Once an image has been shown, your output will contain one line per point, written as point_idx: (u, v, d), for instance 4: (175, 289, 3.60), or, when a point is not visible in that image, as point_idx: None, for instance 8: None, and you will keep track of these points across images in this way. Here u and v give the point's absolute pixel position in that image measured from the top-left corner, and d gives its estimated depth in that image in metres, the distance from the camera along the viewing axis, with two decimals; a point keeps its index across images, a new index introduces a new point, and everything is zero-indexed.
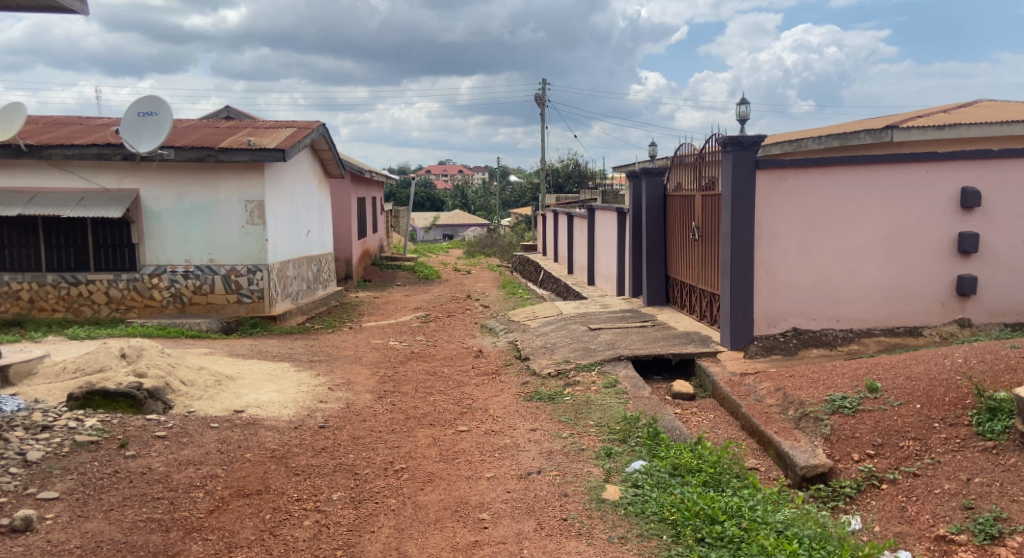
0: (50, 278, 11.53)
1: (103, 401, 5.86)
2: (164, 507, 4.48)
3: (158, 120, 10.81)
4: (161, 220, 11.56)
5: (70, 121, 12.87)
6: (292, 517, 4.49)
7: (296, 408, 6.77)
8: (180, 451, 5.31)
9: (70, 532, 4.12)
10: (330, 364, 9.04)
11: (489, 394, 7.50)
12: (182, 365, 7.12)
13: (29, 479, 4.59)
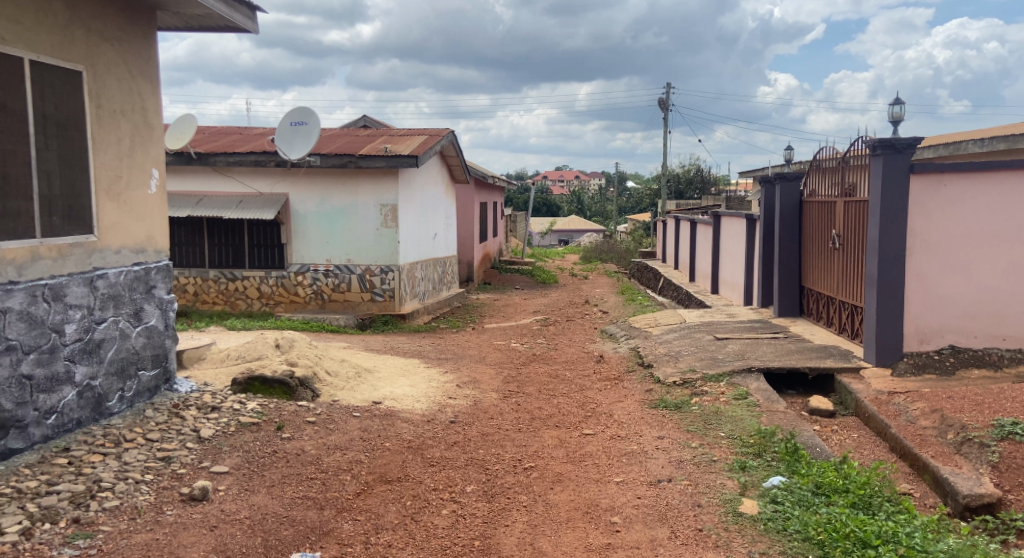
0: (212, 273, 12.59)
1: (261, 387, 6.39)
2: (316, 487, 4.81)
3: (307, 129, 11.54)
4: (305, 222, 12.36)
5: (231, 131, 14.03)
6: (431, 506, 4.68)
7: (427, 402, 7.03)
8: (327, 437, 5.69)
9: (239, 503, 4.51)
10: (456, 362, 9.33)
11: (613, 400, 7.46)
12: (326, 357, 7.61)
13: (203, 454, 5.13)
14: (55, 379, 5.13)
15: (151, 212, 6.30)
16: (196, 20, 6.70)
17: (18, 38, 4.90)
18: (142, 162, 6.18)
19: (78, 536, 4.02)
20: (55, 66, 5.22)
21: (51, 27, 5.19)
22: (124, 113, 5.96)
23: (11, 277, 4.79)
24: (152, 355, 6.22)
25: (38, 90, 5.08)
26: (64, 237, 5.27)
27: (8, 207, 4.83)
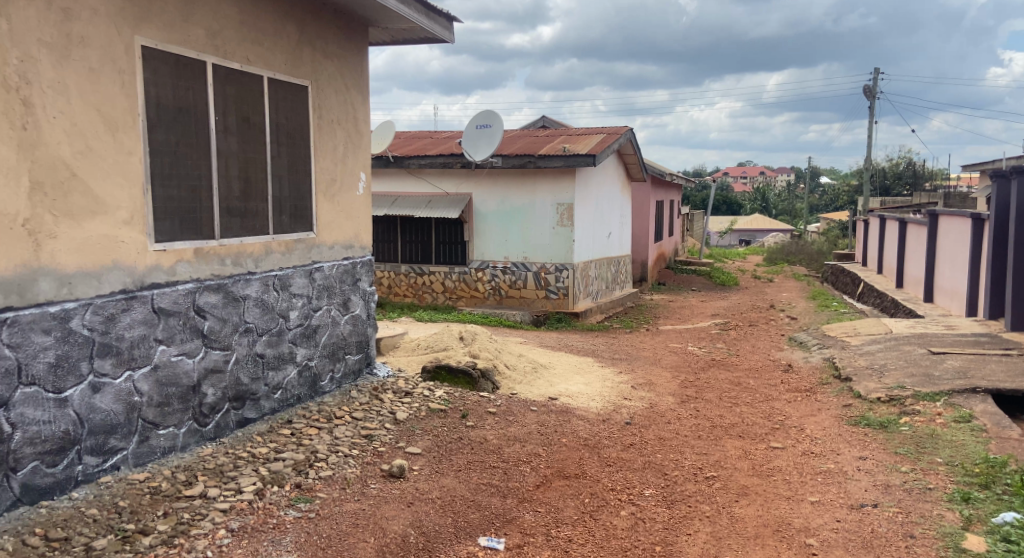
0: (403, 268, 13.43)
1: (447, 376, 6.71)
2: (499, 476, 4.94)
3: (491, 132, 11.96)
4: (486, 220, 12.78)
5: (422, 135, 14.87)
6: (609, 506, 4.62)
7: (602, 401, 6.98)
8: (508, 428, 5.84)
9: (431, 484, 4.75)
10: (631, 363, 9.20)
11: (804, 413, 6.97)
12: (505, 351, 7.82)
13: (398, 435, 5.50)
14: (281, 358, 5.75)
15: (360, 212, 6.82)
16: (401, 34, 7.18)
17: (260, 58, 5.47)
18: (353, 166, 6.70)
19: (300, 499, 4.44)
20: (287, 81, 5.79)
21: (286, 46, 5.75)
22: (340, 122, 6.49)
23: (249, 269, 5.42)
24: (357, 341, 6.75)
25: (274, 103, 5.66)
26: (289, 234, 5.86)
27: (248, 207, 5.44)
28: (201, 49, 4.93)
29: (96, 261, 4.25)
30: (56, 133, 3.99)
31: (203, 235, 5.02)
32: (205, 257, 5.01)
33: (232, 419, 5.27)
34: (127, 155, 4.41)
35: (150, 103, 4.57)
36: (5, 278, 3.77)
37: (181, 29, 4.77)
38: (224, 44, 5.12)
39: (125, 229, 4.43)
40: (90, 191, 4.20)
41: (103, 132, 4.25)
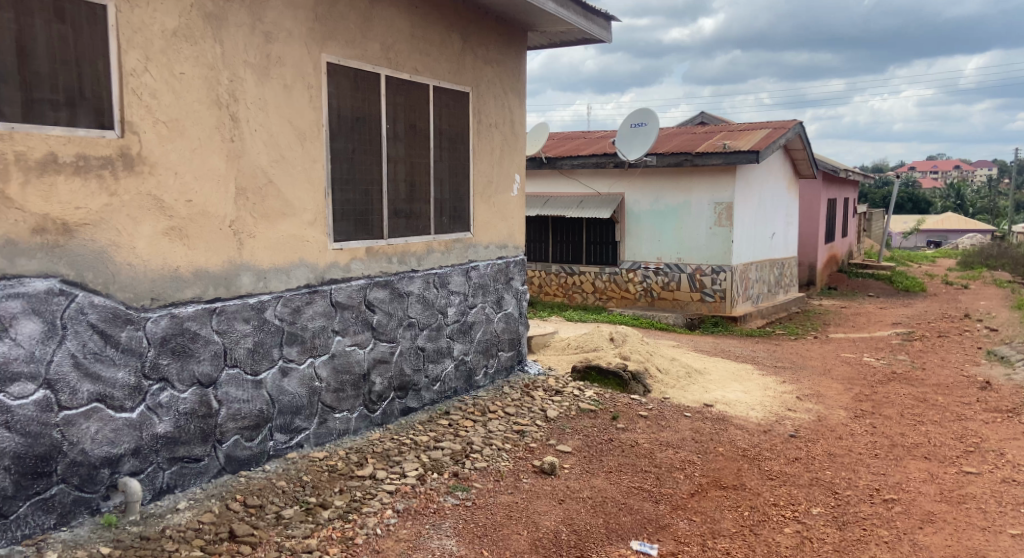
0: (554, 267, 13.62)
1: (597, 377, 6.79)
2: (651, 481, 4.91)
3: (647, 130, 11.86)
4: (639, 220, 12.65)
5: (576, 135, 14.96)
6: (771, 521, 4.46)
7: (764, 411, 6.71)
8: (660, 433, 5.78)
9: (582, 483, 4.82)
10: (796, 372, 8.75)
11: (1004, 437, 6.30)
12: (658, 354, 7.73)
13: (549, 433, 5.62)
14: (440, 352, 6.04)
15: (513, 212, 7.02)
16: (559, 36, 7.29)
17: (427, 68, 5.78)
18: (508, 168, 6.90)
19: (458, 488, 4.65)
20: (451, 89, 6.07)
21: (451, 55, 6.03)
22: (497, 126, 6.71)
23: (413, 267, 5.75)
24: (509, 338, 6.96)
25: (438, 110, 5.96)
26: (449, 234, 6.16)
27: (413, 209, 5.77)
28: (376, 62, 5.29)
29: (285, 258, 4.69)
30: (255, 144, 4.45)
31: (373, 235, 5.38)
32: (375, 256, 5.38)
33: (397, 407, 5.63)
34: (312, 162, 4.84)
35: (332, 114, 4.98)
36: (215, 272, 4.26)
37: (359, 44, 5.14)
38: (395, 56, 5.46)
39: (309, 229, 4.85)
40: (281, 196, 4.64)
41: (294, 141, 4.69)
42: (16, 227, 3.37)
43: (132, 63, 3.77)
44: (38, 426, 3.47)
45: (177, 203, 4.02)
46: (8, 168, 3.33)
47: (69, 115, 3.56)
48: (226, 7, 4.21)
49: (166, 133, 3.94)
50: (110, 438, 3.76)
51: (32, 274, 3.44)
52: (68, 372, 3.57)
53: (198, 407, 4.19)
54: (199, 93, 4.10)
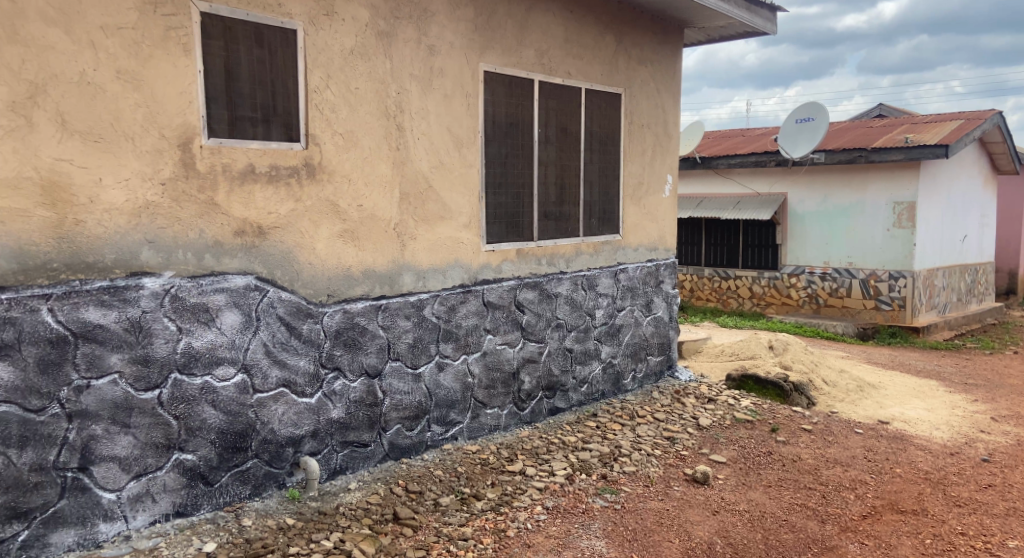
0: (707, 271, 13.30)
1: (755, 386, 6.60)
2: (816, 499, 4.71)
3: (814, 125, 11.13)
4: (805, 222, 12.03)
5: (733, 134, 14.49)
6: (958, 552, 4.13)
7: (950, 432, 6.18)
8: (827, 449, 5.52)
9: (739, 496, 4.71)
10: (990, 391, 7.95)
11: None
12: (824, 365, 7.36)
13: (701, 441, 5.53)
14: (588, 354, 6.11)
15: (665, 214, 6.96)
16: (718, 31, 7.12)
17: (580, 72, 5.87)
18: (660, 168, 6.85)
19: (606, 490, 4.70)
20: (603, 91, 6.13)
21: (604, 57, 6.08)
22: (650, 126, 6.67)
23: (562, 268, 5.87)
24: (659, 342, 6.90)
25: (590, 112, 6.03)
26: (598, 236, 6.21)
27: (563, 211, 5.89)
28: (531, 68, 5.46)
29: (442, 259, 4.96)
30: (419, 151, 4.74)
31: (524, 237, 5.55)
32: (525, 257, 5.55)
33: (545, 406, 5.76)
34: (469, 167, 5.07)
35: (488, 121, 5.20)
36: (380, 271, 4.59)
37: (516, 52, 5.32)
38: (550, 61, 5.60)
39: (465, 232, 5.09)
40: (441, 200, 4.91)
41: (453, 148, 4.95)
42: (222, 230, 3.81)
43: (315, 80, 4.15)
44: (237, 406, 3.91)
45: (350, 207, 4.37)
46: (217, 179, 3.77)
47: (265, 130, 3.96)
48: (396, 24, 4.52)
49: (342, 143, 4.30)
50: (293, 420, 4.16)
51: (234, 271, 3.88)
52: (260, 358, 4.00)
53: (366, 396, 4.53)
54: (371, 105, 4.43)
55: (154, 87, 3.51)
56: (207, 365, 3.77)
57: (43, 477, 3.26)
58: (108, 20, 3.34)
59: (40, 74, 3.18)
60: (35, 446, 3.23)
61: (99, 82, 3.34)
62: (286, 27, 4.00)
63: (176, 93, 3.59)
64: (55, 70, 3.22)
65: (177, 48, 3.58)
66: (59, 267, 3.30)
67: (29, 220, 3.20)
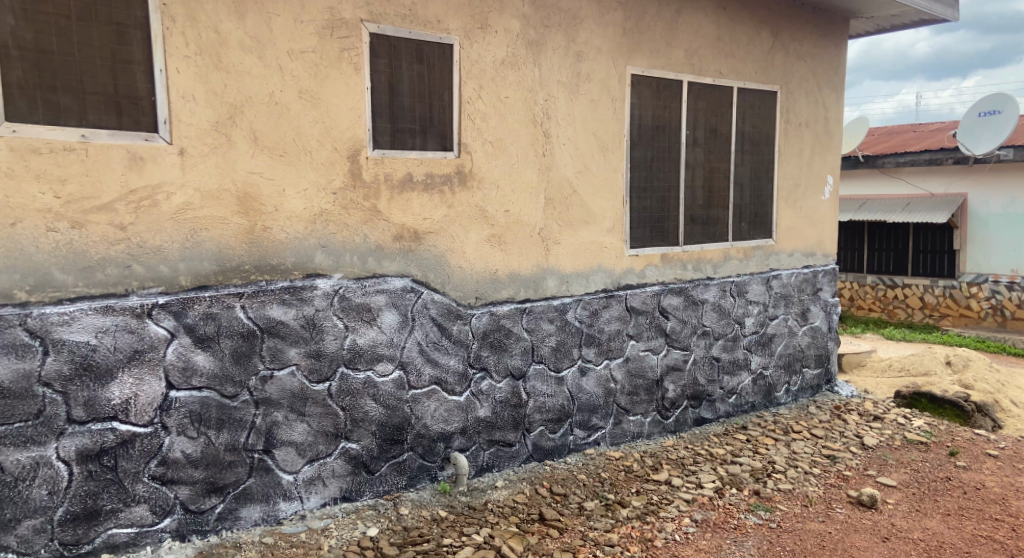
0: (870, 279, 12.44)
1: (929, 405, 6.15)
2: (1005, 532, 4.29)
3: (1000, 118, 10.15)
4: (987, 225, 10.93)
5: (902, 130, 13.46)
6: None
7: None
8: (1017, 477, 5.01)
9: (912, 523, 4.39)
10: None
11: None
12: (1012, 385, 6.68)
13: (867, 462, 5.20)
14: (737, 363, 5.91)
15: (824, 218, 6.60)
16: (887, 21, 6.66)
17: (733, 71, 5.71)
18: (820, 168, 6.50)
19: (759, 507, 4.53)
20: (757, 90, 5.92)
21: (759, 55, 5.87)
22: (808, 124, 6.35)
23: (709, 274, 5.72)
24: (816, 354, 6.55)
25: (742, 112, 5.85)
26: (749, 240, 6.00)
27: (711, 215, 5.74)
28: (680, 69, 5.37)
29: (586, 263, 5.00)
30: (564, 156, 4.80)
31: (669, 241, 5.47)
32: (670, 262, 5.46)
33: (691, 416, 5.64)
34: (613, 171, 5.07)
35: (634, 124, 5.17)
36: (525, 275, 4.70)
37: (665, 53, 5.27)
38: (700, 61, 5.49)
39: (609, 236, 5.10)
40: (585, 205, 4.94)
41: (597, 152, 4.97)
42: (383, 235, 4.07)
43: (468, 91, 4.32)
44: (395, 401, 4.15)
45: (497, 213, 4.51)
46: (380, 187, 4.02)
47: (422, 140, 4.18)
48: (546, 33, 4.62)
49: (491, 151, 4.45)
50: (444, 417, 4.35)
51: (392, 274, 4.13)
52: (415, 356, 4.22)
53: (511, 397, 4.65)
54: (519, 113, 4.55)
55: (327, 103, 3.81)
56: (369, 361, 4.03)
57: (235, 456, 3.63)
58: (291, 45, 3.67)
59: (237, 96, 3.53)
60: (230, 429, 3.60)
61: (283, 102, 3.67)
62: (444, 42, 4.21)
63: (347, 109, 3.88)
64: (249, 93, 3.57)
65: (349, 67, 3.87)
66: (250, 269, 3.66)
67: (226, 226, 3.57)
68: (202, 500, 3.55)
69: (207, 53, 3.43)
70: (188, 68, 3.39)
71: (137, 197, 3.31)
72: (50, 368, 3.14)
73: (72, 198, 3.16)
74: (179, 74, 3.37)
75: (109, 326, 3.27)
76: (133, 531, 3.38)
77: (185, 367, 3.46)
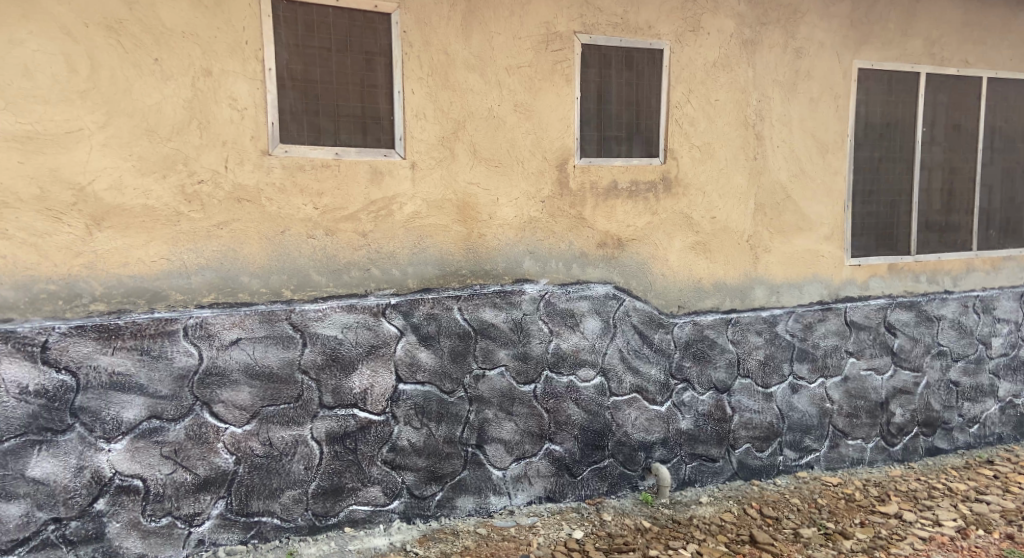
0: None
1: None
2: None
3: None
4: None
5: None
6: None
7: None
8: None
9: None
10: None
11: None
12: None
13: None
14: (980, 389, 5.24)
15: None
16: None
17: (981, 59, 5.08)
18: None
19: (1015, 553, 3.99)
20: (1010, 79, 5.22)
21: (1015, 39, 5.17)
22: None
23: (947, 287, 5.14)
24: None
25: (991, 105, 5.19)
26: (998, 250, 5.30)
27: (950, 221, 5.14)
28: (916, 60, 4.89)
29: (800, 273, 4.71)
30: (778, 160, 4.56)
31: (899, 250, 4.99)
32: (898, 273, 4.98)
33: (922, 445, 5.09)
34: (834, 174, 4.72)
35: (860, 123, 4.78)
36: (733, 284, 4.54)
37: (898, 44, 4.82)
38: (941, 50, 4.95)
39: (827, 244, 4.76)
40: (801, 211, 4.66)
41: (817, 154, 4.66)
42: (587, 242, 4.13)
43: (677, 96, 4.26)
44: (597, 406, 4.19)
45: (704, 219, 4.40)
46: (586, 195, 4.10)
47: (628, 147, 4.19)
48: (762, 31, 4.43)
49: (699, 156, 4.35)
50: (645, 426, 4.32)
51: (596, 280, 4.18)
52: (616, 363, 4.23)
53: (715, 410, 4.49)
54: (731, 116, 4.41)
55: (541, 115, 3.96)
56: (573, 365, 4.11)
57: (453, 449, 3.87)
58: (510, 61, 3.85)
59: (461, 112, 3.78)
60: (448, 422, 3.85)
61: (501, 115, 3.87)
62: (655, 48, 4.19)
63: (558, 120, 4.00)
64: (471, 108, 3.80)
65: (562, 78, 3.98)
66: (467, 274, 3.89)
67: (447, 233, 3.83)
68: (424, 487, 3.83)
69: (437, 75, 3.71)
70: (421, 88, 3.69)
71: (376, 207, 3.66)
72: (307, 357, 3.55)
73: (327, 209, 3.57)
74: (414, 94, 3.68)
75: (352, 323, 3.64)
76: (369, 509, 3.73)
77: (411, 363, 3.76)
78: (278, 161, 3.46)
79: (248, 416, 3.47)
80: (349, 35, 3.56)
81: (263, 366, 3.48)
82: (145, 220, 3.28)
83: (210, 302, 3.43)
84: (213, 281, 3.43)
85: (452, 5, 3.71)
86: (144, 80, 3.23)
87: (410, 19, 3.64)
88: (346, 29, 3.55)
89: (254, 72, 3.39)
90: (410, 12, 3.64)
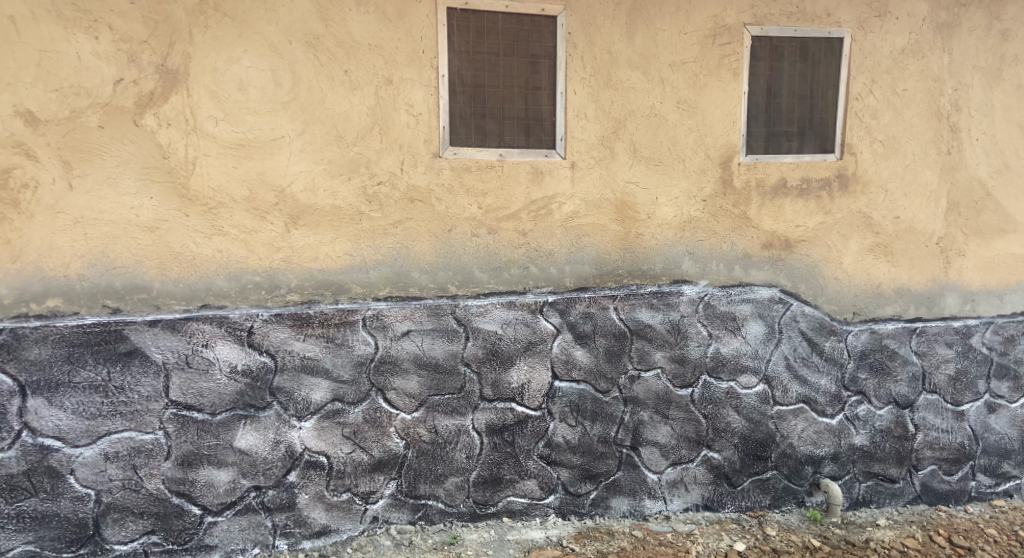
0: None
1: None
2: None
3: None
4: None
5: None
6: None
7: None
8: None
9: None
10: None
11: None
12: None
13: None
14: None
15: None
16: None
17: None
18: None
19: None
20: None
21: None
22: None
23: None
24: None
25: None
26: None
27: None
28: None
29: (999, 279, 4.23)
30: (975, 153, 4.12)
31: None
32: None
33: None
34: None
35: None
36: (918, 291, 4.16)
37: None
38: None
39: None
40: (1002, 210, 4.18)
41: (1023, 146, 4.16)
42: (751, 243, 3.96)
43: (858, 87, 3.97)
44: (759, 415, 4.00)
45: (885, 219, 4.07)
46: (751, 193, 3.93)
47: (799, 143, 3.97)
48: (960, 12, 4.03)
49: (881, 151, 4.03)
50: (814, 438, 4.07)
51: (760, 283, 4.00)
52: (782, 371, 4.02)
53: (894, 427, 4.15)
54: (921, 107, 4.04)
55: (706, 112, 3.85)
56: (733, 371, 3.96)
57: (608, 448, 3.86)
58: (675, 57, 3.78)
59: (623, 110, 3.76)
60: (603, 421, 3.84)
61: (664, 113, 3.80)
62: (834, 36, 3.93)
63: (724, 115, 3.86)
64: (633, 107, 3.77)
65: (729, 73, 3.85)
66: (624, 273, 3.87)
67: (606, 233, 3.82)
68: (579, 484, 3.85)
69: (601, 74, 3.72)
70: (584, 88, 3.71)
71: (537, 206, 3.73)
72: (470, 351, 3.70)
73: (491, 208, 3.68)
74: (576, 95, 3.70)
75: (512, 319, 3.74)
76: (526, 502, 3.81)
77: (567, 360, 3.79)
78: (447, 162, 3.62)
79: (416, 404, 3.67)
80: (516, 38, 3.65)
81: (429, 357, 3.67)
82: (333, 220, 3.56)
83: (385, 296, 3.65)
84: (388, 276, 3.65)
85: (618, 3, 3.69)
86: (335, 89, 3.50)
87: (575, 20, 3.67)
88: (514, 33, 3.65)
89: (429, 78, 3.57)
90: (576, 13, 3.67)
